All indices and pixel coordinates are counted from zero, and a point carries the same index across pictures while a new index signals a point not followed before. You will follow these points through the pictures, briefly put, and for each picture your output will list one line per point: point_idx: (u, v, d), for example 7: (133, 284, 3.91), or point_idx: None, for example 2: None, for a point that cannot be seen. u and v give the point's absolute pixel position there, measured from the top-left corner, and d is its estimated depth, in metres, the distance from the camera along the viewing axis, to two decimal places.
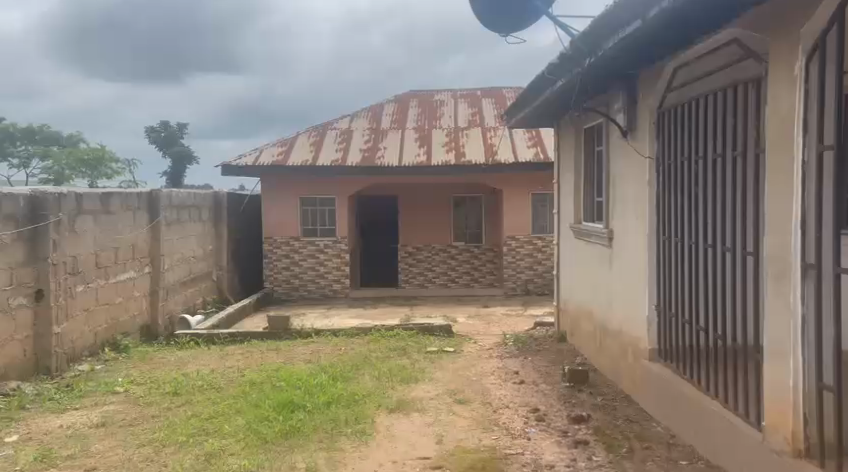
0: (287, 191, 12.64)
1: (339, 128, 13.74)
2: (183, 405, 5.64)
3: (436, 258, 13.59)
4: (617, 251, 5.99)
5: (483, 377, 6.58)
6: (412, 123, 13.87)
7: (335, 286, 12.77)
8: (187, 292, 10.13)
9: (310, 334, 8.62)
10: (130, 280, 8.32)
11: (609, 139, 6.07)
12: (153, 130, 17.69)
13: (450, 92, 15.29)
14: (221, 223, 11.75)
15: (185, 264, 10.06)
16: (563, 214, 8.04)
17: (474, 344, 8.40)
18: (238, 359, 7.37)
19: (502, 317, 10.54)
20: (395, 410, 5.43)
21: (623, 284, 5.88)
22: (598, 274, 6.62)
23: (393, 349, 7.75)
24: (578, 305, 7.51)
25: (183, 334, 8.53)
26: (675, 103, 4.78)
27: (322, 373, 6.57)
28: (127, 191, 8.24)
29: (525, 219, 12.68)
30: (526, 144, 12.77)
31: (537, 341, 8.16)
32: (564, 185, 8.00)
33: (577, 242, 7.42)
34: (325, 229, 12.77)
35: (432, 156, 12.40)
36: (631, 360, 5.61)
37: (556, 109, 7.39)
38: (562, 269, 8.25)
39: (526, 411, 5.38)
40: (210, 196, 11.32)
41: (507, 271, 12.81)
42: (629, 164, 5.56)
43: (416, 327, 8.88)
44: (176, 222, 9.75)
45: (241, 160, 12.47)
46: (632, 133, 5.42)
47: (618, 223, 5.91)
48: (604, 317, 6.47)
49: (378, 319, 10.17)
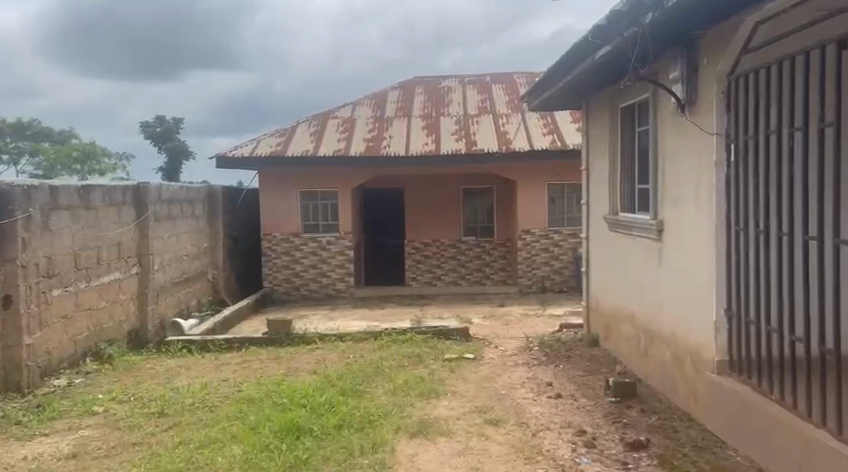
0: (287, 184, 11.83)
1: (341, 116, 12.94)
2: (171, 430, 4.86)
3: (445, 254, 12.79)
4: (670, 244, 5.22)
5: (512, 390, 5.79)
6: (418, 111, 13.05)
7: (339, 285, 11.98)
8: (180, 293, 9.34)
9: (314, 340, 7.85)
10: (116, 282, 7.52)
11: (659, 116, 5.31)
12: (147, 124, 16.80)
13: (457, 79, 14.47)
14: (216, 218, 10.96)
15: (177, 264, 9.26)
16: (595, 204, 7.26)
17: (495, 349, 7.62)
18: (235, 370, 6.58)
19: (520, 317, 9.75)
20: (417, 435, 4.64)
21: (676, 283, 5.11)
22: (643, 271, 5.85)
23: (407, 357, 6.95)
24: (613, 304, 6.74)
25: (175, 341, 7.71)
26: (753, 67, 4.01)
27: (331, 387, 5.79)
28: (111, 184, 7.43)
29: (540, 212, 11.89)
30: (541, 131, 11.96)
31: (566, 346, 7.37)
32: (596, 172, 7.22)
33: (613, 236, 6.65)
34: (327, 224, 11.99)
35: (441, 145, 11.61)
36: (691, 372, 4.85)
37: (590, 86, 6.63)
38: (592, 264, 7.49)
39: (572, 434, 4.60)
40: (204, 189, 10.50)
41: (521, 268, 12.01)
42: (688, 143, 4.79)
43: (431, 331, 8.09)
44: (166, 218, 8.94)
45: (237, 151, 11.66)
46: (691, 107, 4.66)
47: (672, 213, 5.14)
48: (650, 320, 5.70)
49: (387, 321, 9.38)
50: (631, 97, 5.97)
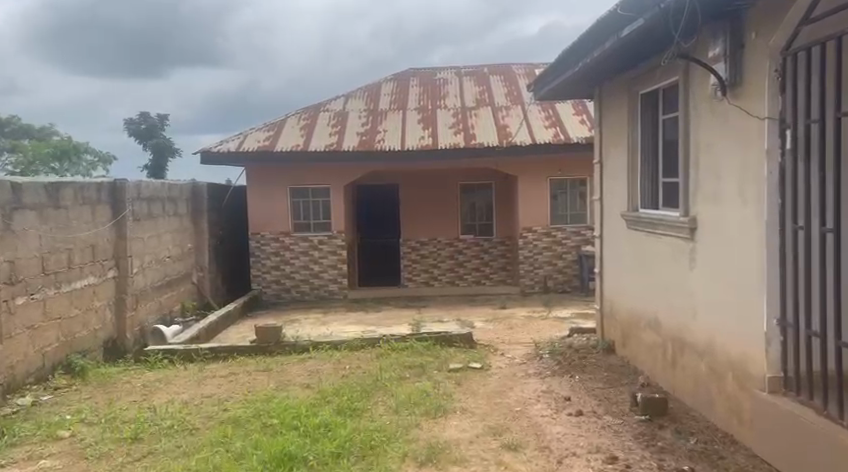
0: (276, 181, 11.22)
1: (333, 109, 12.32)
2: (144, 459, 4.26)
3: (442, 253, 12.23)
4: (706, 244, 4.70)
5: (528, 407, 5.22)
6: (414, 103, 12.46)
7: (331, 287, 11.39)
8: (162, 298, 8.72)
9: (306, 349, 7.26)
10: (90, 287, 6.89)
11: (694, 101, 4.79)
12: (130, 121, 16.08)
13: (454, 70, 13.88)
14: (201, 217, 10.32)
15: (159, 266, 8.64)
16: (611, 199, 6.73)
17: (502, 357, 7.07)
18: (221, 384, 5.99)
19: (525, 321, 9.19)
20: (426, 464, 4.06)
21: (715, 288, 4.59)
22: (670, 273, 5.32)
23: (409, 368, 6.38)
24: (633, 309, 6.21)
25: (154, 351, 7.09)
26: (816, 40, 3.45)
27: (326, 406, 5.21)
28: (83, 181, 6.82)
29: (543, 209, 11.35)
30: (542, 124, 11.40)
31: (579, 354, 6.83)
32: (612, 165, 6.69)
33: (632, 235, 6.12)
34: (319, 223, 11.40)
35: (439, 139, 11.04)
36: (733, 388, 4.32)
37: (607, 69, 6.09)
38: (607, 265, 6.96)
39: (602, 461, 4.05)
40: (188, 186, 9.88)
41: (523, 267, 11.46)
42: (732, 131, 4.25)
43: (431, 337, 7.52)
44: (147, 217, 8.32)
45: (223, 146, 11.03)
46: (737, 89, 4.13)
47: (709, 209, 4.62)
48: (680, 328, 5.17)
49: (384, 326, 8.80)
50: (656, 81, 5.44)
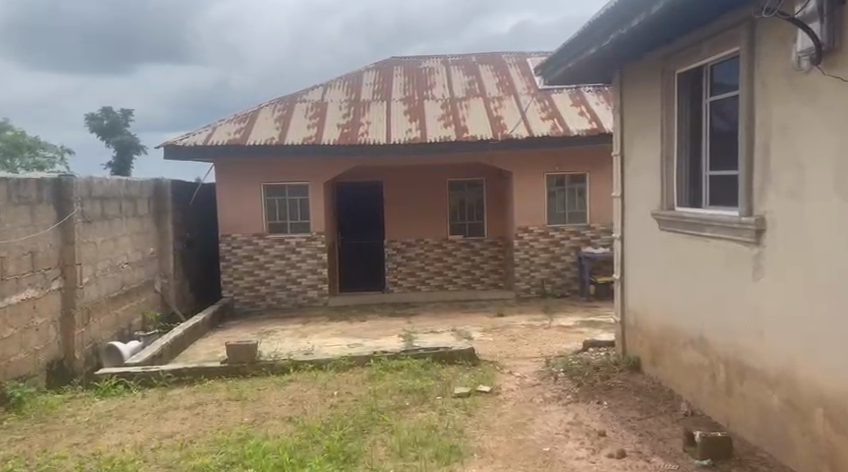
0: (248, 177, 10.21)
1: (310, 100, 11.32)
2: None
3: (429, 255, 11.33)
4: (779, 249, 3.85)
5: (558, 446, 4.34)
6: (398, 94, 11.52)
7: (311, 293, 10.42)
8: (119, 310, 7.68)
9: (285, 369, 6.30)
10: (29, 302, 5.87)
11: (763, 75, 3.94)
12: (92, 117, 14.91)
13: (440, 59, 12.96)
14: (164, 218, 9.28)
15: (115, 274, 7.60)
16: (638, 196, 5.87)
17: (512, 377, 6.18)
18: (185, 418, 5.02)
19: (527, 331, 8.32)
20: None
21: (794, 302, 3.75)
22: (723, 284, 4.45)
23: (408, 394, 5.47)
24: (667, 322, 5.37)
25: (107, 375, 6.08)
26: None
27: (312, 449, 4.30)
28: (19, 177, 5.78)
29: (540, 206, 10.51)
30: (539, 115, 10.55)
31: (600, 372, 5.98)
32: (638, 157, 5.83)
33: (668, 238, 5.27)
34: (296, 223, 10.41)
35: (427, 132, 10.13)
36: (825, 430, 3.49)
37: (636, 45, 5.20)
38: (630, 270, 6.12)
39: None
40: (150, 185, 8.83)
41: (517, 270, 10.61)
42: (828, 109, 3.41)
43: (429, 353, 6.60)
44: (100, 219, 7.29)
45: (189, 139, 9.98)
46: (839, 57, 3.29)
47: (784, 205, 3.78)
48: (735, 350, 4.32)
49: (372, 339, 7.87)
50: (707, 56, 4.58)
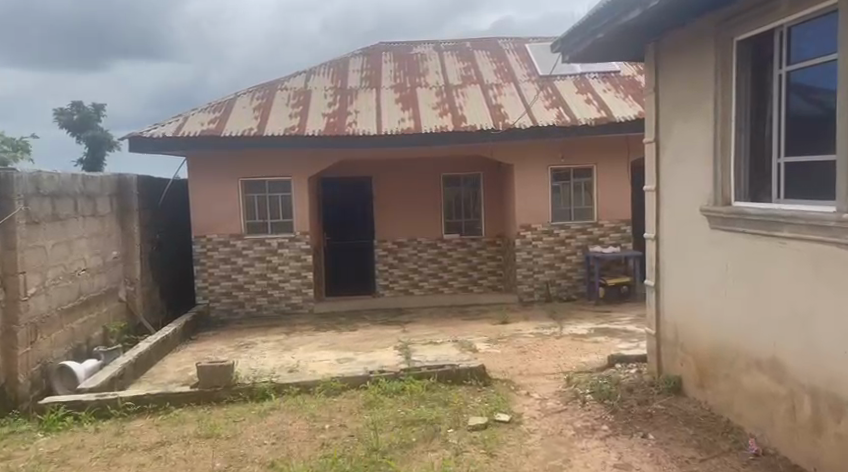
0: (224, 172, 9.26)
1: (292, 88, 10.35)
2: None
3: (422, 255, 10.45)
4: None
5: None
6: (388, 81, 10.60)
7: (295, 299, 9.47)
8: (75, 324, 6.72)
9: (266, 394, 5.38)
10: None
11: None
12: (62, 112, 13.84)
13: (432, 45, 12.03)
14: (130, 217, 8.30)
15: (70, 282, 6.63)
16: (678, 190, 5.02)
17: (532, 399, 5.32)
18: (144, 465, 4.11)
19: (538, 341, 7.45)
20: None
21: None
22: (806, 298, 3.62)
23: (415, 426, 4.59)
24: (718, 340, 4.54)
25: (53, 404, 5.11)
26: None
27: None
28: None
29: (543, 202, 9.66)
30: (543, 104, 9.66)
31: (636, 394, 5.13)
32: (679, 144, 4.97)
33: (722, 239, 4.43)
34: (278, 223, 9.46)
35: (422, 122, 9.21)
36: None
37: (687, 7, 4.32)
38: (668, 276, 5.25)
39: None
40: (112, 181, 7.85)
41: (520, 272, 9.75)
42: None
43: (434, 372, 5.68)
44: (50, 219, 6.31)
45: (157, 130, 8.98)
46: None
47: None
48: (825, 380, 3.50)
49: (364, 353, 6.97)
50: (790, 14, 3.71)
